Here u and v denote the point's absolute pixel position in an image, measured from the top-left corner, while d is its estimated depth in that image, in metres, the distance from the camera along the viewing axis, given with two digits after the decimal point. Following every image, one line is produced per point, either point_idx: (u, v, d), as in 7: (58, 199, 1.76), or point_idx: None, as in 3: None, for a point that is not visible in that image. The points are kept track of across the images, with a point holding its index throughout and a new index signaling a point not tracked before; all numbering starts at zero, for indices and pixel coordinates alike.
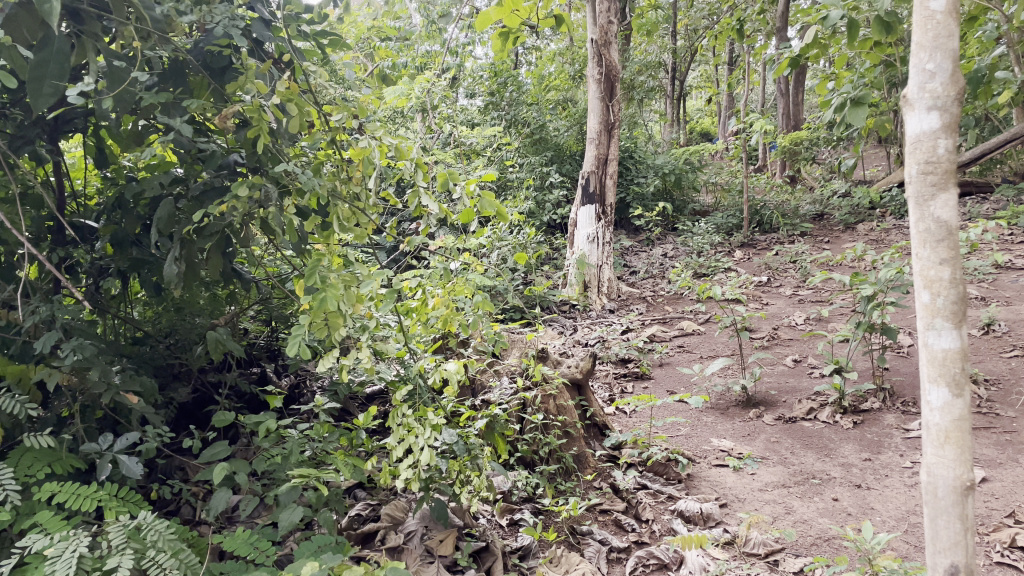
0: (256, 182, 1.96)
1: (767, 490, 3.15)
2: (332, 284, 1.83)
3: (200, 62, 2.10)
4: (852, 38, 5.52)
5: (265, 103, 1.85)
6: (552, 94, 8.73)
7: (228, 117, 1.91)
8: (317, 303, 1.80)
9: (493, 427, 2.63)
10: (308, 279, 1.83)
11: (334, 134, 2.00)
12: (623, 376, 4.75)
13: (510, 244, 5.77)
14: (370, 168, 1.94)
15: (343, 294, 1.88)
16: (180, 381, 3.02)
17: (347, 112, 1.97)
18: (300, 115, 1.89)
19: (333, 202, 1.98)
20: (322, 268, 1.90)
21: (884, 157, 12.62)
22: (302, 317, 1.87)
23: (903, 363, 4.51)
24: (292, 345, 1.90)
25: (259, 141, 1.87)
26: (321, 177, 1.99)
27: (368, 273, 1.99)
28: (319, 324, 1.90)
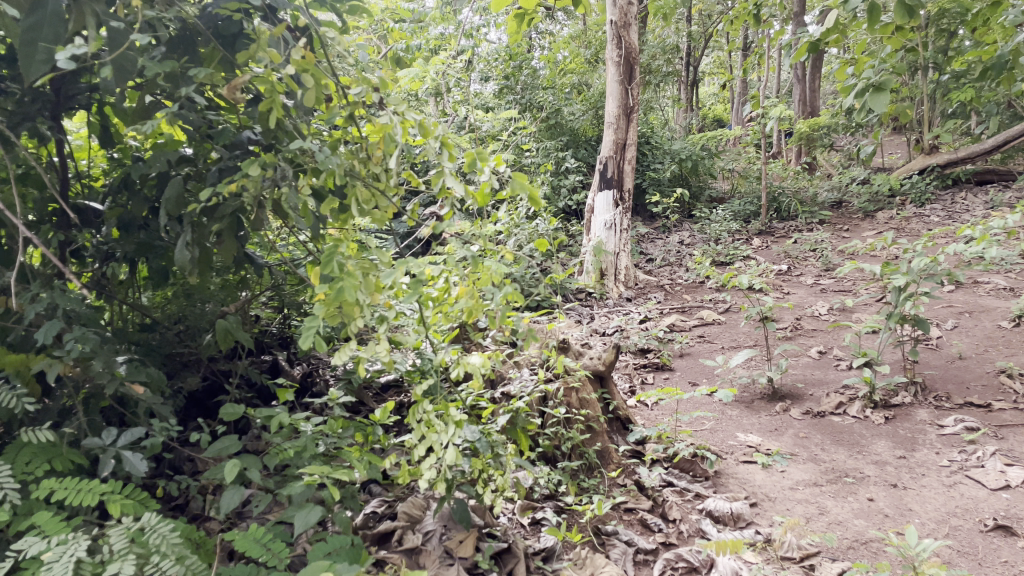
0: (270, 160, 1.82)
1: (798, 488, 3.02)
2: (350, 273, 1.69)
3: (210, 30, 1.97)
4: (875, 22, 5.36)
5: (279, 73, 1.68)
6: (567, 77, 8.48)
7: (238, 88, 1.77)
8: (334, 293, 1.66)
9: (516, 422, 2.51)
10: (323, 266, 1.69)
11: (353, 107, 1.86)
12: (643, 366, 4.63)
13: (526, 231, 5.64)
14: (392, 147, 1.78)
15: (362, 283, 1.74)
16: (189, 370, 2.92)
17: (367, 85, 1.82)
18: (315, 87, 1.74)
19: (351, 182, 1.83)
20: (338, 255, 1.76)
21: (903, 145, 12.42)
22: (318, 307, 1.75)
23: (933, 356, 4.37)
24: (305, 339, 1.76)
25: (271, 116, 1.71)
26: (339, 156, 1.84)
27: (388, 261, 1.84)
28: (334, 314, 1.77)
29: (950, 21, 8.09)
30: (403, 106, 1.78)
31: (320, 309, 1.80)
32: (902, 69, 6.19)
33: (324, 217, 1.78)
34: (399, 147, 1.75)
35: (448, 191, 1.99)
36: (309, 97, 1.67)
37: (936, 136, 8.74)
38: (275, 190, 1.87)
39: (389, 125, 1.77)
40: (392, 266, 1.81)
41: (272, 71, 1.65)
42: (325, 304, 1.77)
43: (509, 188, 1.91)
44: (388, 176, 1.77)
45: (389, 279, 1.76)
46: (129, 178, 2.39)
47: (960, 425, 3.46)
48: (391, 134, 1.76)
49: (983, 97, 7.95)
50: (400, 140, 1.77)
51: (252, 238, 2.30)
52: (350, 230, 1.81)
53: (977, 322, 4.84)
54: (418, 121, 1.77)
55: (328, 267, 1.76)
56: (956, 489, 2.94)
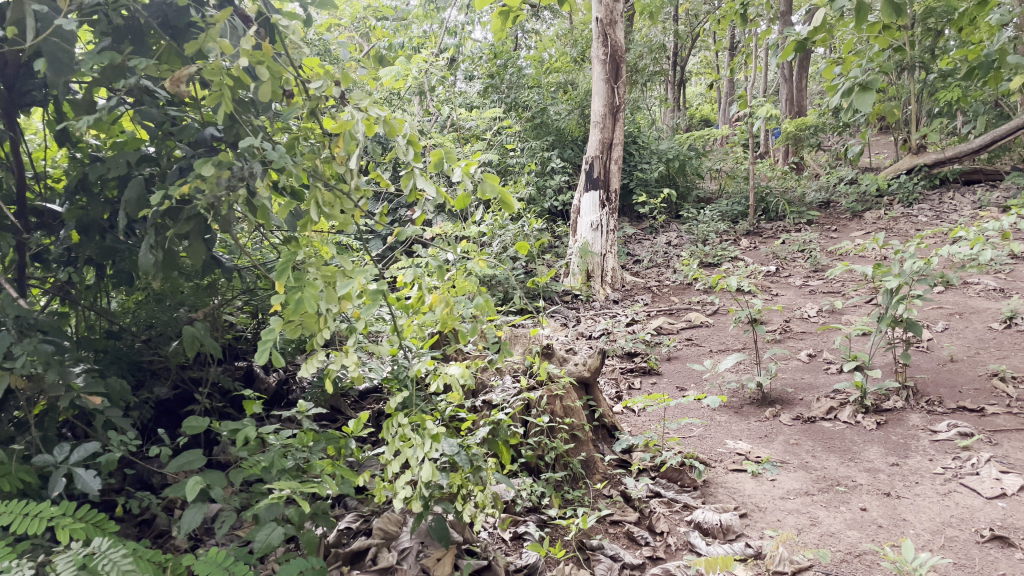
0: (226, 160, 1.69)
1: (789, 498, 2.93)
2: (309, 282, 1.57)
3: (158, 18, 1.88)
4: (862, 22, 5.32)
5: (229, 65, 1.58)
6: (553, 76, 8.35)
7: (184, 81, 1.66)
8: (291, 305, 1.53)
9: (497, 435, 2.39)
10: (278, 276, 1.56)
11: (314, 103, 1.73)
12: (630, 371, 4.54)
13: (511, 232, 5.55)
14: (352, 146, 1.65)
15: (324, 292, 1.63)
16: (157, 380, 2.80)
17: (328, 79, 1.70)
18: (272, 81, 1.63)
19: (311, 182, 1.70)
20: (299, 260, 1.64)
21: (891, 145, 12.42)
22: (275, 319, 1.62)
23: (924, 359, 4.30)
24: (261, 354, 1.63)
25: (222, 110, 1.60)
26: (299, 156, 1.73)
27: (354, 268, 1.72)
28: (295, 326, 1.65)
29: (936, 20, 8.07)
30: (365, 101, 1.65)
31: (279, 321, 1.67)
32: (890, 69, 6.15)
33: (280, 221, 1.65)
34: (362, 146, 1.61)
35: (417, 193, 1.87)
36: (263, 91, 1.55)
37: (923, 136, 8.71)
38: (231, 192, 1.74)
39: (350, 120, 1.64)
40: (354, 273, 1.69)
41: (221, 62, 1.53)
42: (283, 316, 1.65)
43: (482, 190, 1.80)
44: (350, 177, 1.64)
45: (349, 289, 1.63)
46: (87, 178, 2.25)
47: (953, 430, 3.38)
48: (352, 131, 1.64)
49: (971, 96, 7.92)
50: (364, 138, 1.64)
51: (219, 243, 2.18)
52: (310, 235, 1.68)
53: (968, 323, 4.77)
54: (383, 117, 1.64)
55: (288, 275, 1.64)
56: (951, 497, 2.85)
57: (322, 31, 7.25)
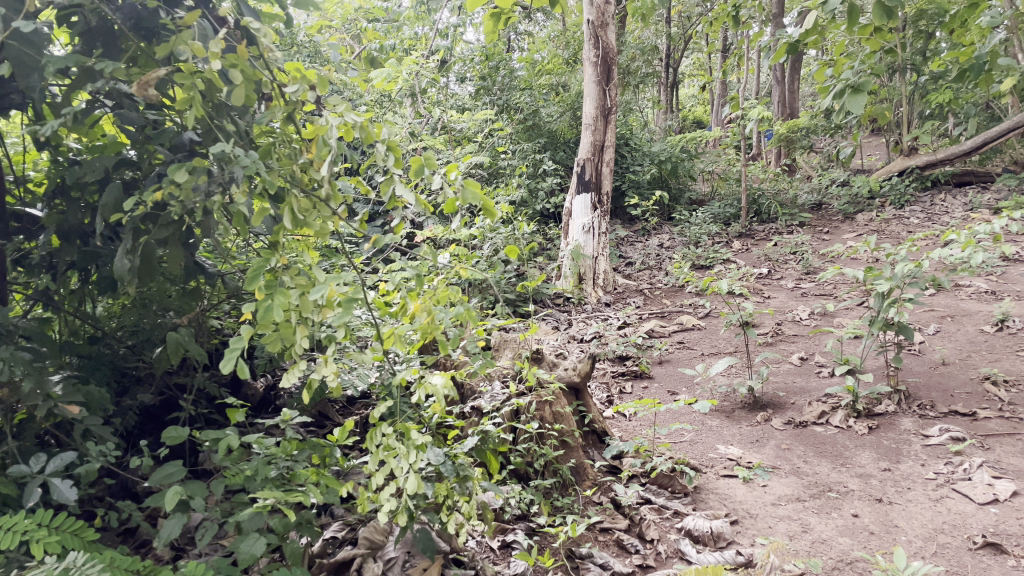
0: (199, 165, 1.65)
1: (781, 504, 2.90)
2: (280, 289, 1.54)
3: (129, 19, 1.85)
4: (854, 24, 5.32)
5: (198, 67, 1.55)
6: (544, 78, 8.33)
7: (152, 84, 1.62)
8: (261, 313, 1.51)
9: (484, 443, 2.36)
10: (248, 284, 1.54)
11: (290, 107, 1.70)
12: (621, 375, 4.52)
13: (502, 235, 5.52)
14: (326, 151, 1.61)
15: (300, 300, 1.60)
16: (141, 386, 2.76)
17: (304, 83, 1.67)
18: (245, 85, 1.61)
19: (286, 187, 1.67)
20: (273, 268, 1.61)
21: (883, 147, 12.45)
22: (247, 327, 1.59)
23: (916, 362, 4.29)
24: (231, 364, 1.59)
25: (193, 114, 1.57)
26: (275, 161, 1.69)
27: (332, 276, 1.69)
28: (271, 336, 1.62)
29: (928, 22, 8.09)
30: (340, 105, 1.61)
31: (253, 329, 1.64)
32: (881, 71, 6.16)
33: (252, 227, 1.61)
34: (336, 151, 1.57)
35: (396, 200, 1.83)
36: (236, 94, 1.52)
37: (914, 138, 8.72)
38: (204, 198, 1.71)
39: (325, 124, 1.60)
40: (329, 282, 1.66)
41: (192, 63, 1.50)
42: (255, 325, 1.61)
43: (464, 197, 1.77)
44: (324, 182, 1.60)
45: (320, 297, 1.61)
46: (66, 182, 2.20)
47: (945, 435, 3.36)
48: (325, 136, 1.59)
49: (962, 98, 7.94)
50: (340, 143, 1.60)
51: (199, 248, 2.15)
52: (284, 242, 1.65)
53: (960, 326, 4.76)
54: (359, 122, 1.60)
55: (263, 284, 1.60)
56: (944, 503, 2.83)
57: (313, 32, 7.21)
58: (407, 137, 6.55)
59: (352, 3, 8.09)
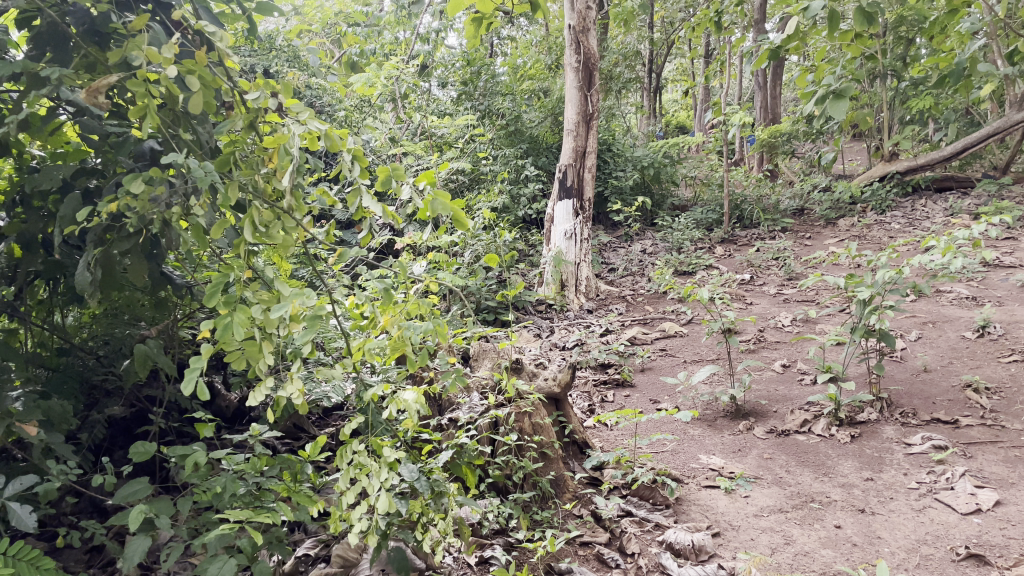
0: (155, 176, 1.60)
1: (763, 516, 2.86)
2: (240, 306, 1.51)
3: (82, 22, 1.79)
4: (834, 31, 5.37)
5: (154, 74, 1.49)
6: (527, 83, 8.30)
7: (101, 92, 1.57)
8: (221, 331, 1.47)
9: (461, 458, 2.31)
10: (208, 300, 1.50)
11: (251, 115, 1.65)
12: (603, 383, 4.48)
13: (484, 241, 5.47)
14: (287, 161, 1.56)
15: (261, 316, 1.54)
16: (111, 399, 2.67)
17: (266, 90, 1.62)
18: (203, 92, 1.56)
19: (248, 199, 1.62)
20: (231, 283, 1.56)
21: (864, 152, 12.51)
22: (206, 345, 1.53)
23: (898, 369, 4.28)
24: (188, 385, 1.52)
25: (147, 122, 1.51)
26: (236, 172, 1.64)
27: (296, 291, 1.63)
28: (230, 354, 1.56)
29: (908, 28, 8.14)
30: (303, 113, 1.56)
31: (212, 347, 1.58)
32: (862, 77, 6.18)
33: (212, 239, 1.57)
34: (297, 161, 1.53)
35: (363, 210, 1.79)
36: (194, 101, 1.47)
37: (895, 143, 8.77)
38: (162, 210, 1.66)
39: (287, 133, 1.55)
40: (293, 298, 1.62)
41: (147, 69, 1.45)
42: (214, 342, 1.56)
43: (432, 207, 1.72)
44: (286, 193, 1.55)
45: (283, 314, 1.56)
46: (26, 190, 2.10)
47: (928, 443, 3.34)
48: (286, 145, 1.55)
49: (942, 104, 8.00)
50: (302, 152, 1.56)
51: (166, 257, 2.08)
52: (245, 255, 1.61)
53: (941, 332, 4.76)
54: (323, 131, 1.55)
55: (222, 300, 1.55)
56: (926, 514, 2.80)
57: (292, 37, 7.15)
58: (386, 142, 6.48)
59: (332, 7, 8.02)
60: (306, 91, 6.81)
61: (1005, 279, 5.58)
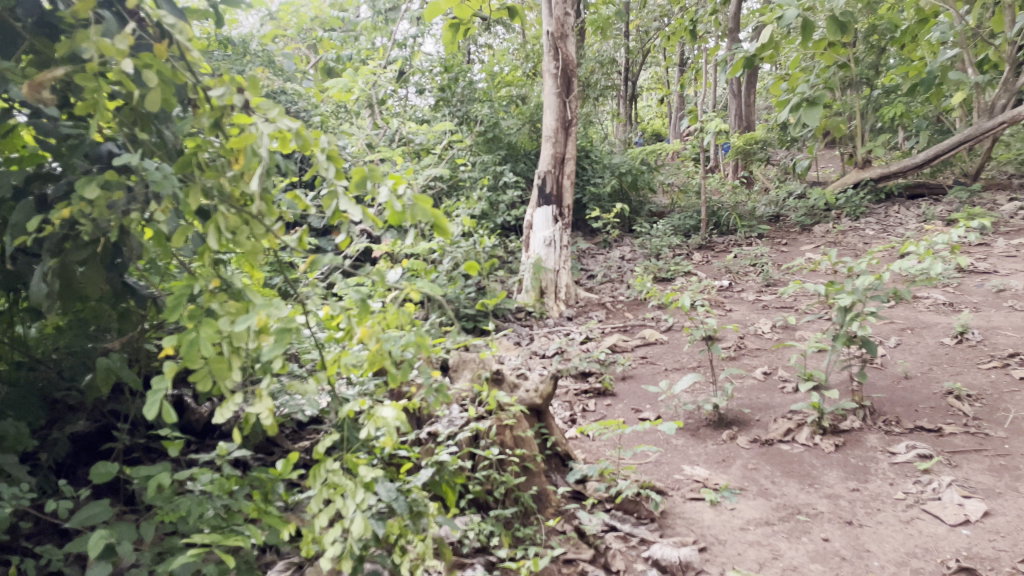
0: (111, 180, 1.52)
1: (749, 529, 2.81)
2: (206, 320, 1.44)
3: (32, 16, 1.69)
4: (807, 40, 5.52)
5: (109, 69, 1.40)
6: (504, 90, 8.24)
7: (45, 85, 1.49)
8: (185, 347, 1.41)
9: (442, 476, 2.23)
10: (170, 315, 1.44)
11: (216, 113, 1.55)
12: (584, 393, 4.41)
13: (463, 248, 5.39)
14: (254, 162, 1.46)
15: (225, 330, 1.47)
16: (73, 414, 2.54)
17: (231, 86, 1.52)
18: (162, 88, 1.47)
19: (214, 203, 1.53)
20: (190, 296, 1.51)
21: (837, 160, 12.62)
22: (167, 364, 1.46)
23: (878, 375, 4.25)
24: (151, 407, 1.45)
25: (99, 119, 1.45)
26: (201, 175, 1.54)
27: (267, 302, 1.53)
28: (194, 375, 1.49)
29: (880, 37, 8.23)
30: (272, 110, 1.47)
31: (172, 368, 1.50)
32: (836, 84, 6.23)
33: (176, 248, 1.49)
34: (266, 162, 1.43)
35: (339, 215, 1.70)
36: (151, 98, 1.38)
37: (869, 150, 8.82)
38: (119, 217, 1.57)
39: (255, 132, 1.45)
40: (263, 309, 1.52)
41: (98, 62, 1.37)
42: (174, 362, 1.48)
43: (412, 212, 1.63)
44: (255, 196, 1.46)
45: (252, 327, 1.46)
46: None
47: (912, 452, 3.31)
48: (253, 145, 1.45)
49: (914, 112, 8.07)
50: (270, 152, 1.46)
51: (128, 266, 1.99)
52: (211, 263, 1.53)
53: (920, 338, 4.75)
54: (294, 129, 1.46)
55: (184, 313, 1.49)
56: (914, 526, 2.76)
57: (266, 41, 7.01)
58: (363, 148, 6.38)
59: (308, 13, 7.94)
60: (280, 96, 6.70)
61: (980, 285, 5.61)
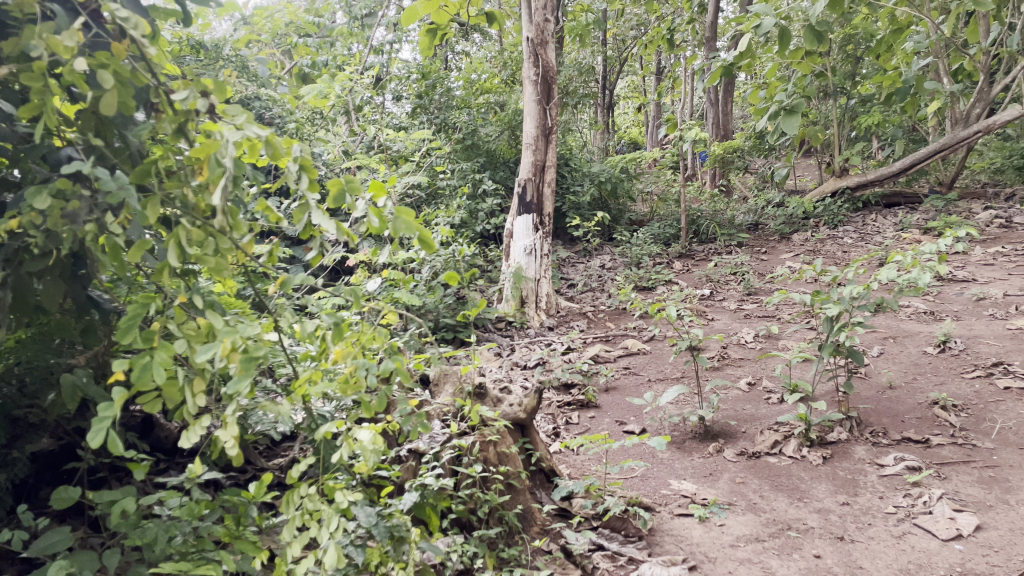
0: (64, 189, 1.43)
1: (739, 546, 2.74)
2: (161, 344, 1.37)
3: None
4: (784, 48, 5.52)
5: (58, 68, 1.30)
6: (482, 98, 8.15)
7: None
8: (138, 373, 1.32)
9: (424, 498, 2.14)
10: (123, 337, 1.35)
11: (178, 118, 1.46)
12: (567, 405, 4.34)
13: (442, 258, 5.30)
14: (218, 172, 1.36)
15: (180, 354, 1.39)
16: (35, 432, 2.39)
17: (195, 89, 1.43)
18: (119, 91, 1.38)
19: (176, 216, 1.44)
20: (146, 317, 1.42)
21: (815, 169, 12.69)
22: (115, 391, 1.37)
23: (863, 386, 4.21)
24: (97, 436, 1.37)
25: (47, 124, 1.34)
26: (160, 184, 1.45)
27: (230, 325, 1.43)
28: (145, 404, 1.42)
29: (856, 46, 8.27)
30: (240, 118, 1.39)
31: (122, 394, 1.42)
32: (814, 93, 6.24)
33: (133, 262, 1.40)
34: (230, 173, 1.34)
35: (313, 228, 1.61)
36: (105, 101, 1.31)
37: (846, 158, 8.85)
38: (74, 227, 1.48)
39: (220, 139, 1.36)
40: (224, 332, 1.43)
41: (47, 59, 1.29)
42: (123, 388, 1.39)
43: (391, 227, 1.55)
44: (217, 209, 1.36)
45: (210, 353, 1.39)
46: None
47: (901, 464, 3.26)
48: (217, 154, 1.36)
49: (890, 121, 8.11)
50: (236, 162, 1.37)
51: (91, 280, 1.87)
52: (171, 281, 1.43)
53: (902, 347, 4.73)
54: (263, 138, 1.38)
55: (137, 334, 1.41)
56: (906, 540, 2.70)
57: (240, 46, 6.90)
58: (339, 156, 6.27)
59: (283, 18, 7.84)
60: (253, 104, 6.60)
61: (960, 293, 5.61)
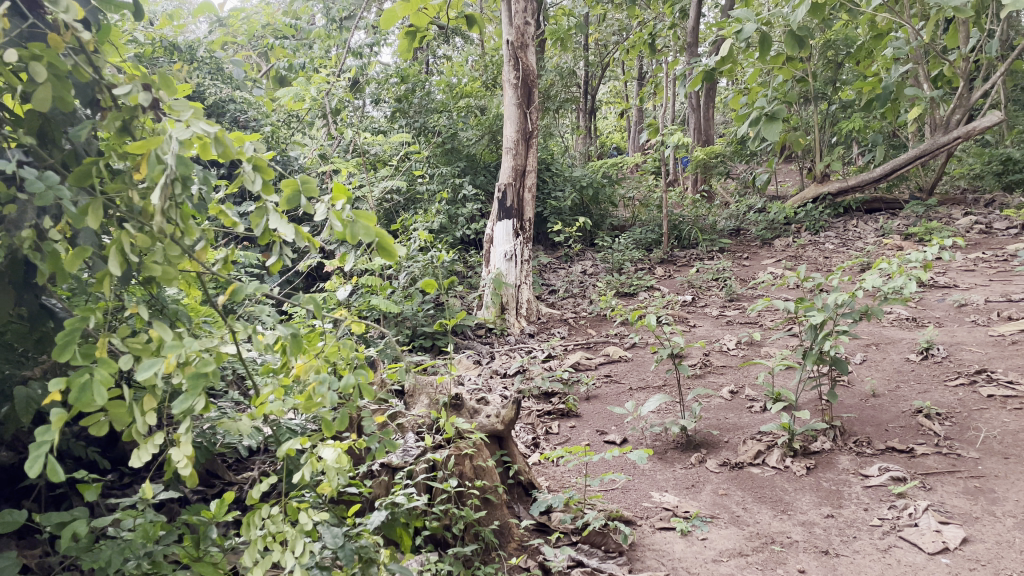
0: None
1: (722, 561, 2.66)
2: (102, 361, 1.27)
3: None
4: (765, 54, 5.48)
5: None
6: (462, 101, 8.05)
7: None
8: (76, 393, 1.22)
9: (395, 516, 2.05)
10: (60, 355, 1.26)
11: (122, 114, 1.38)
12: (547, 414, 4.27)
13: (420, 264, 5.22)
14: (161, 171, 1.27)
15: (122, 372, 1.29)
16: None
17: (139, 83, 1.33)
18: (54, 85, 1.30)
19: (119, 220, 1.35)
20: (86, 331, 1.32)
21: (796, 175, 12.71)
22: (53, 413, 1.28)
23: (846, 394, 4.17)
24: (35, 462, 1.27)
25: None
26: (102, 185, 1.36)
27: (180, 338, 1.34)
28: (86, 425, 1.32)
29: (836, 53, 8.27)
30: (186, 113, 1.30)
31: (60, 416, 1.31)
32: (794, 98, 6.20)
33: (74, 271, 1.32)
34: (173, 171, 1.25)
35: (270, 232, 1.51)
36: (38, 93, 1.23)
37: (827, 164, 8.85)
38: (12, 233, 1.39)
39: (165, 136, 1.27)
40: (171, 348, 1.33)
41: None
42: (60, 409, 1.29)
43: (352, 229, 1.46)
44: (160, 210, 1.27)
45: (154, 370, 1.29)
46: None
47: (885, 475, 3.20)
48: (160, 151, 1.27)
49: (870, 126, 8.11)
50: (181, 160, 1.28)
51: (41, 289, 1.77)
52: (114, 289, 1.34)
53: (885, 355, 4.69)
54: (212, 134, 1.29)
55: (76, 350, 1.31)
56: (892, 554, 2.64)
57: (215, 48, 6.83)
58: (315, 160, 6.16)
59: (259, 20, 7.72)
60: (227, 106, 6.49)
61: (941, 300, 5.60)
